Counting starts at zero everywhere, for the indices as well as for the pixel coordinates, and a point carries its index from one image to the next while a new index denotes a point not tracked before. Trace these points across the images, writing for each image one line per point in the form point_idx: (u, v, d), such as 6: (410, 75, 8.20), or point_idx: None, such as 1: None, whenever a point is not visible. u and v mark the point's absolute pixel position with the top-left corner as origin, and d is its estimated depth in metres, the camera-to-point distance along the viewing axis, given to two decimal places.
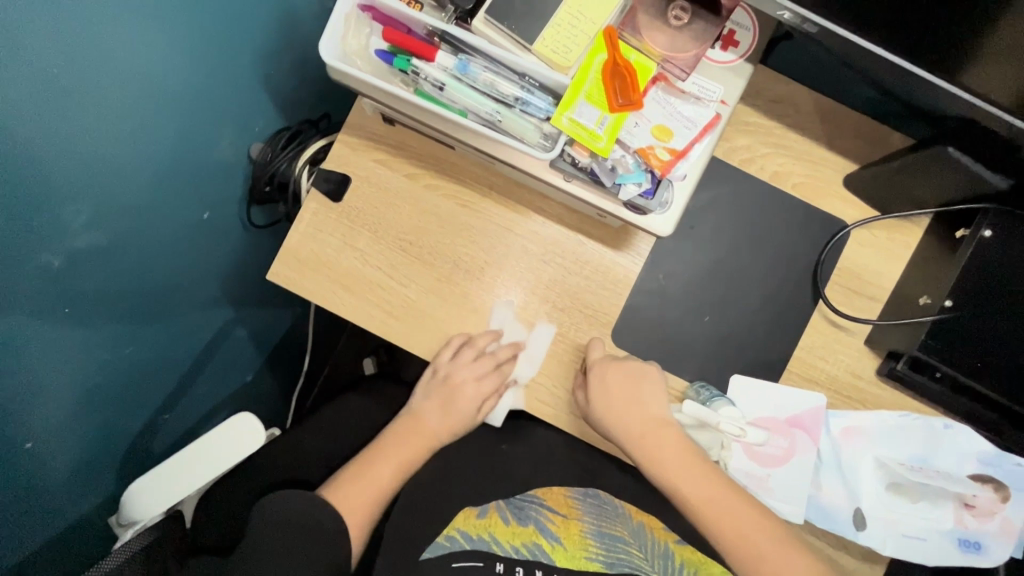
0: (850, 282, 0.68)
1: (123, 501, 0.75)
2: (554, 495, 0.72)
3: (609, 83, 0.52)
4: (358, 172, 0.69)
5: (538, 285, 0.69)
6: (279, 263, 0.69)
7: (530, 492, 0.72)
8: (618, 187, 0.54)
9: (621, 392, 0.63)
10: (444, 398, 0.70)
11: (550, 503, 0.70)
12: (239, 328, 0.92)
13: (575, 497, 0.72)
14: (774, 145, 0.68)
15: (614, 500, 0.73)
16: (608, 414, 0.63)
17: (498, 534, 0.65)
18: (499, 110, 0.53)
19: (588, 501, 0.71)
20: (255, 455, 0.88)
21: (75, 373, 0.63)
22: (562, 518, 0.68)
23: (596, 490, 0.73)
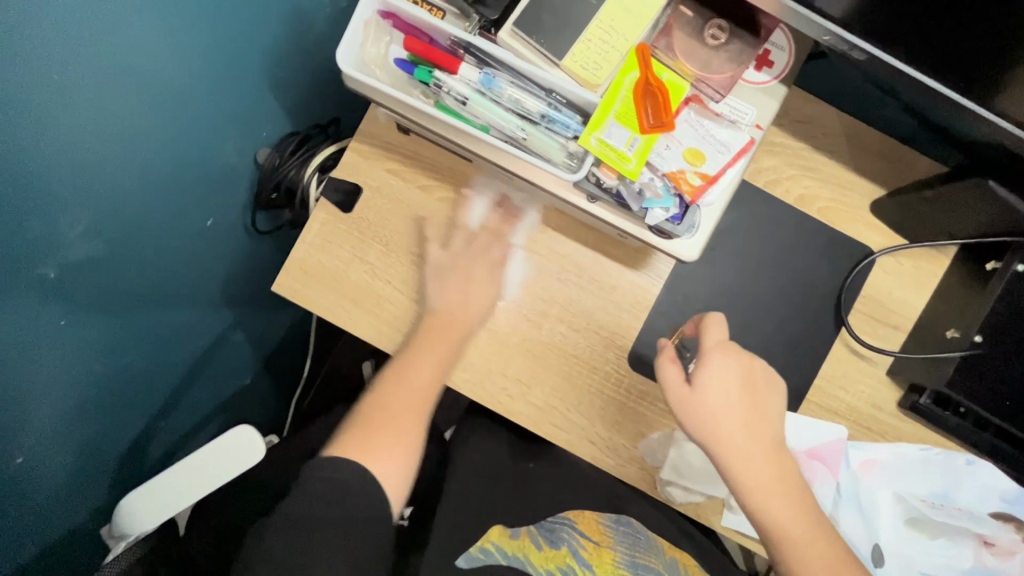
0: (873, 310, 0.66)
1: (117, 512, 0.72)
2: (586, 520, 0.74)
3: (641, 102, 0.49)
4: (370, 182, 0.66)
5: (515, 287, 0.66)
6: (285, 275, 0.66)
7: (564, 514, 0.75)
8: (645, 212, 0.51)
9: (724, 408, 0.55)
10: (460, 281, 0.65)
11: (582, 527, 0.73)
12: (238, 334, 0.89)
13: (607, 525, 0.74)
14: (800, 167, 0.66)
15: (646, 530, 0.75)
16: (713, 431, 0.55)
17: (533, 556, 0.69)
18: (524, 127, 0.51)
19: (621, 530, 0.74)
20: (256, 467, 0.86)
21: (68, 385, 0.61)
22: (595, 545, 0.71)
23: (628, 518, 0.76)
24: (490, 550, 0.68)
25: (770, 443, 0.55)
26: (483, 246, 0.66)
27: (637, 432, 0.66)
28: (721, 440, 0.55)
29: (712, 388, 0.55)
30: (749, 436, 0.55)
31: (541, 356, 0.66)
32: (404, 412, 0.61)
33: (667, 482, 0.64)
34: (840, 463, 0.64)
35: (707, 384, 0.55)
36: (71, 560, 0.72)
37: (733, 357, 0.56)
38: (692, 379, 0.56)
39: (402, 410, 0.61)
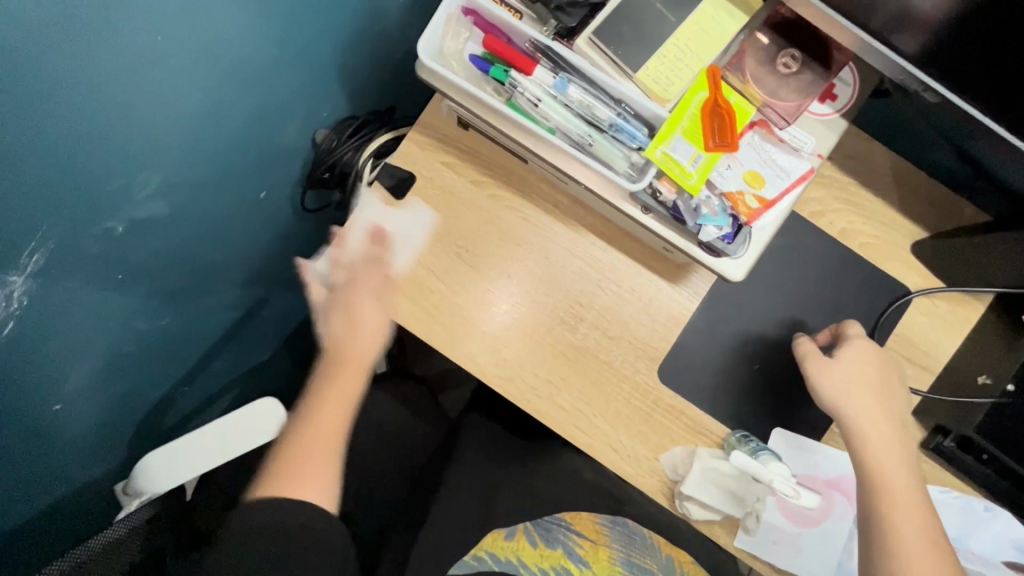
0: (905, 348, 0.67)
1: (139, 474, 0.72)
2: (583, 520, 0.76)
3: (709, 121, 0.51)
4: (424, 172, 0.68)
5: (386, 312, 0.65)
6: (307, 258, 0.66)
7: (562, 514, 0.75)
8: (699, 228, 0.52)
9: (865, 387, 0.61)
10: (347, 316, 0.65)
11: (579, 528, 0.74)
12: (267, 309, 0.90)
13: (603, 524, 0.76)
14: (846, 201, 0.67)
15: (642, 530, 0.79)
16: (849, 406, 0.60)
17: (526, 557, 0.68)
18: (591, 133, 0.52)
19: (617, 529, 0.76)
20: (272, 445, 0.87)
21: (112, 339, 0.62)
22: (592, 543, 0.73)
23: (624, 520, 0.78)
24: (484, 558, 0.67)
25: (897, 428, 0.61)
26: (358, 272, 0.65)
27: (660, 445, 0.66)
28: (859, 413, 0.60)
29: (852, 370, 0.61)
30: (877, 415, 0.60)
31: (571, 359, 0.67)
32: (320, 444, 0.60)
33: (686, 497, 0.64)
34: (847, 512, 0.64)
35: (845, 364, 0.61)
36: (87, 514, 0.73)
37: (871, 348, 0.62)
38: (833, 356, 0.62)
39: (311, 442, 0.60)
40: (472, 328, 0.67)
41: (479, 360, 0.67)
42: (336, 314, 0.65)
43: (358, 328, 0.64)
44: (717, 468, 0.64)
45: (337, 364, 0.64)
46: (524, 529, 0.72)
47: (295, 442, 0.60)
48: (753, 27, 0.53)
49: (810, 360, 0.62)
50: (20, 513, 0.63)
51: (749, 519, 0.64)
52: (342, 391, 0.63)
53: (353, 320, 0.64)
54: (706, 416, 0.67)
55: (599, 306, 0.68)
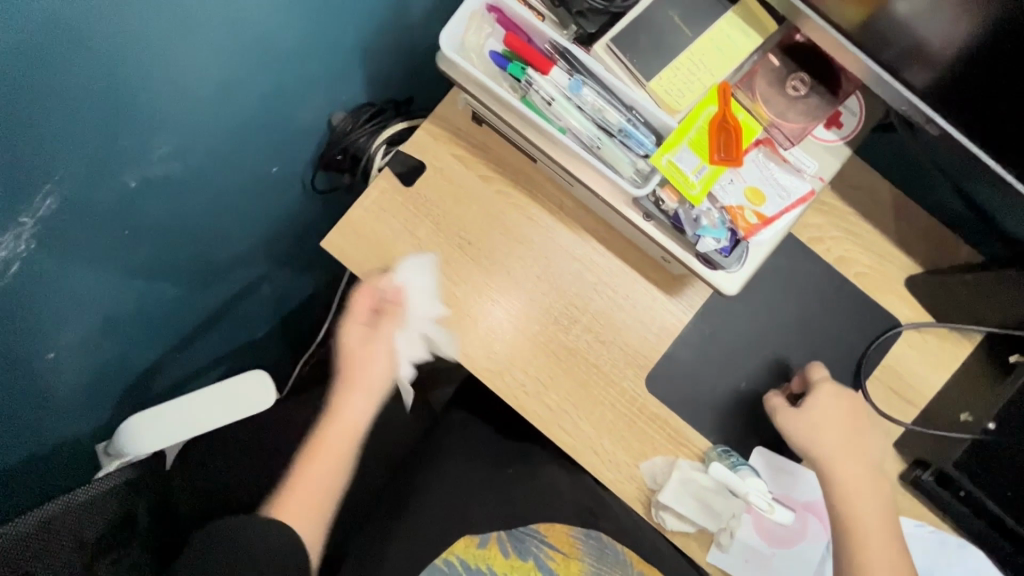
0: (891, 381, 0.67)
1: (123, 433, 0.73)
2: (556, 532, 0.73)
3: (716, 135, 0.52)
4: (435, 163, 0.69)
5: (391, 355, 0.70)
6: (347, 319, 0.70)
7: (535, 525, 0.74)
8: (698, 239, 0.53)
9: (838, 429, 0.63)
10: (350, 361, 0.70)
11: (551, 541, 0.73)
12: (266, 286, 0.91)
13: (577, 538, 0.73)
14: (845, 230, 0.68)
15: (615, 544, 0.74)
16: (814, 445, 0.63)
17: (496, 566, 0.70)
18: (600, 137, 0.53)
19: (590, 543, 0.73)
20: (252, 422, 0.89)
21: (111, 296, 0.62)
22: (563, 556, 0.72)
23: (598, 533, 0.74)
24: (453, 563, 0.70)
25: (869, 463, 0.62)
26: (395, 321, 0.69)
27: (641, 453, 0.67)
28: (831, 454, 0.62)
29: (822, 411, 0.63)
30: (852, 454, 0.62)
31: (561, 358, 0.68)
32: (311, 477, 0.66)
33: (662, 507, 0.64)
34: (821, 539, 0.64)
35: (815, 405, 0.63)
36: (65, 471, 0.73)
37: (839, 392, 0.64)
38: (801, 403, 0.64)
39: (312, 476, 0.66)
40: (462, 325, 0.67)
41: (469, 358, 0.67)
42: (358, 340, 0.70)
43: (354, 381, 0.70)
44: (697, 481, 0.64)
45: (332, 428, 0.69)
46: (496, 536, 0.72)
47: (291, 487, 0.66)
48: (766, 48, 0.54)
49: (779, 414, 0.64)
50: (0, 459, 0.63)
51: (723, 534, 0.64)
52: (331, 452, 0.68)
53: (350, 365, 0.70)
54: (689, 428, 0.67)
55: (593, 311, 0.68)
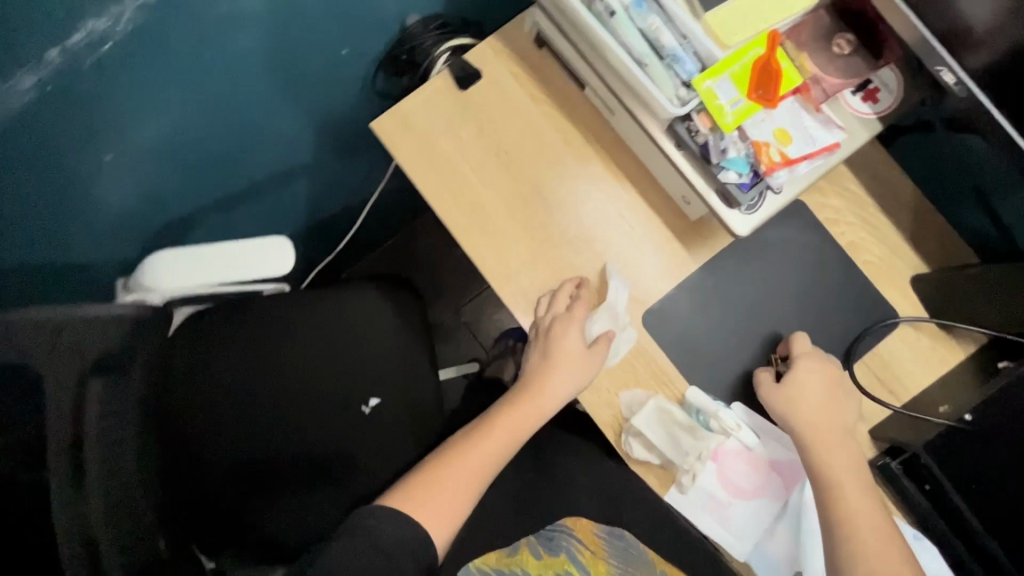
0: (879, 368, 0.69)
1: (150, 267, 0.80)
2: (583, 529, 0.74)
3: (757, 73, 0.56)
4: (491, 74, 0.73)
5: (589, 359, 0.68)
6: (569, 315, 0.67)
7: (562, 521, 0.75)
8: (721, 169, 0.57)
9: (806, 401, 0.65)
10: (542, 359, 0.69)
11: (579, 535, 0.73)
12: (304, 176, 0.95)
13: (601, 535, 0.74)
14: (862, 218, 0.71)
15: (638, 544, 0.75)
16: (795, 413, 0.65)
17: (531, 567, 0.68)
18: (650, 56, 0.57)
19: (614, 541, 0.74)
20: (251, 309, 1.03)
21: (172, 116, 0.69)
22: (591, 552, 0.71)
23: (622, 532, 0.75)
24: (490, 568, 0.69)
25: (842, 434, 0.64)
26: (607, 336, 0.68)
27: (623, 383, 0.69)
28: (801, 423, 0.64)
29: (805, 381, 0.65)
30: (825, 422, 0.64)
31: (568, 278, 0.71)
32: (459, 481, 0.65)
33: (633, 434, 0.66)
34: (802, 497, 0.65)
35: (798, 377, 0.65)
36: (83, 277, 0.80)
37: (821, 363, 0.66)
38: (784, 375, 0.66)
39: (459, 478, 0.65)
40: (480, 230, 0.71)
41: (482, 265, 0.71)
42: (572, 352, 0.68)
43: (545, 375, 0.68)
44: (669, 413, 0.66)
45: (525, 405, 0.70)
46: (527, 541, 0.72)
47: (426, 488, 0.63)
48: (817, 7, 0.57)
49: (763, 386, 0.66)
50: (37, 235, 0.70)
51: (686, 475, 0.65)
52: (503, 435, 0.69)
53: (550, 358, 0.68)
54: (675, 371, 0.69)
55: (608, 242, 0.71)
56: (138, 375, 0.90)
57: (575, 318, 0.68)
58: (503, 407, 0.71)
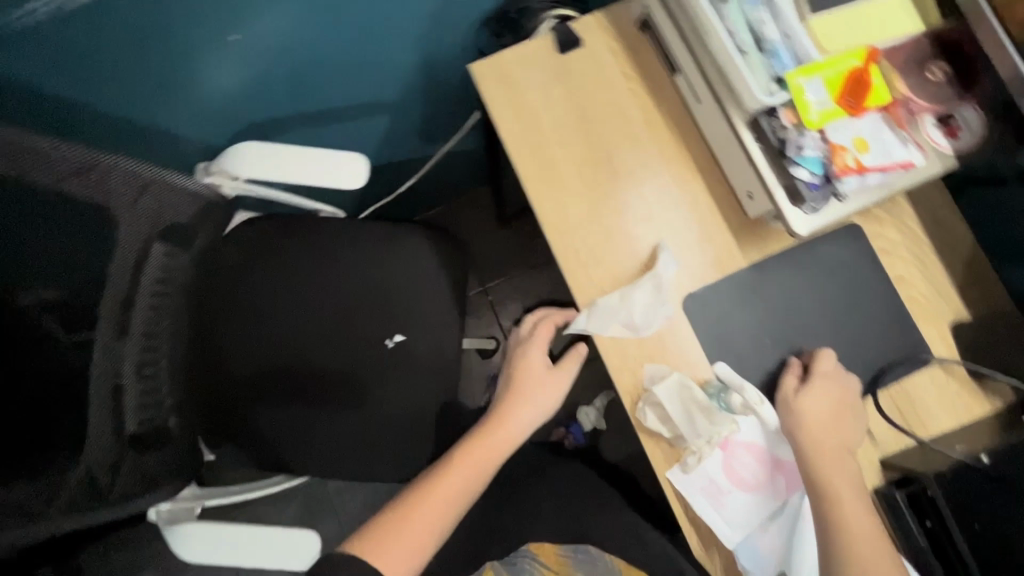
0: (902, 401, 0.70)
1: (232, 155, 0.85)
2: (546, 551, 0.86)
3: (850, 80, 0.59)
4: (590, 45, 0.77)
5: (552, 387, 0.86)
6: (535, 349, 0.88)
7: (525, 544, 0.88)
8: (794, 166, 0.60)
9: (822, 412, 0.66)
10: (515, 398, 0.85)
11: (541, 559, 0.86)
12: (388, 113, 1.01)
13: (564, 554, 0.85)
14: (915, 256, 0.72)
15: (602, 552, 0.84)
16: (813, 422, 0.66)
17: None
18: (750, 45, 0.60)
19: (576, 557, 0.85)
20: (295, 234, 1.07)
21: (291, 17, 0.76)
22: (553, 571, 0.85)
23: (586, 546, 0.85)
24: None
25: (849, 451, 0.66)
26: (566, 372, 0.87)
27: (649, 355, 0.70)
28: (815, 430, 0.65)
29: (823, 391, 0.67)
30: (837, 436, 0.66)
31: (617, 249, 0.73)
32: (435, 510, 0.75)
33: (649, 404, 0.68)
34: (795, 498, 0.67)
35: (817, 387, 0.67)
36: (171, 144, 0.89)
37: (840, 380, 0.68)
38: (806, 382, 0.67)
39: (433, 506, 0.75)
40: (549, 185, 0.75)
41: (543, 215, 0.74)
42: (539, 381, 0.86)
43: (517, 403, 0.84)
44: (689, 391, 0.67)
45: (494, 435, 0.82)
46: (491, 565, 0.87)
47: (399, 522, 0.73)
48: (921, 35, 0.60)
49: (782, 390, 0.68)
50: (145, 92, 0.79)
51: (690, 455, 0.67)
52: (469, 468, 0.79)
53: (521, 389, 0.85)
54: (702, 357, 0.71)
55: (665, 223, 0.73)
56: (195, 261, 0.95)
57: (533, 348, 0.88)
58: (470, 440, 0.82)
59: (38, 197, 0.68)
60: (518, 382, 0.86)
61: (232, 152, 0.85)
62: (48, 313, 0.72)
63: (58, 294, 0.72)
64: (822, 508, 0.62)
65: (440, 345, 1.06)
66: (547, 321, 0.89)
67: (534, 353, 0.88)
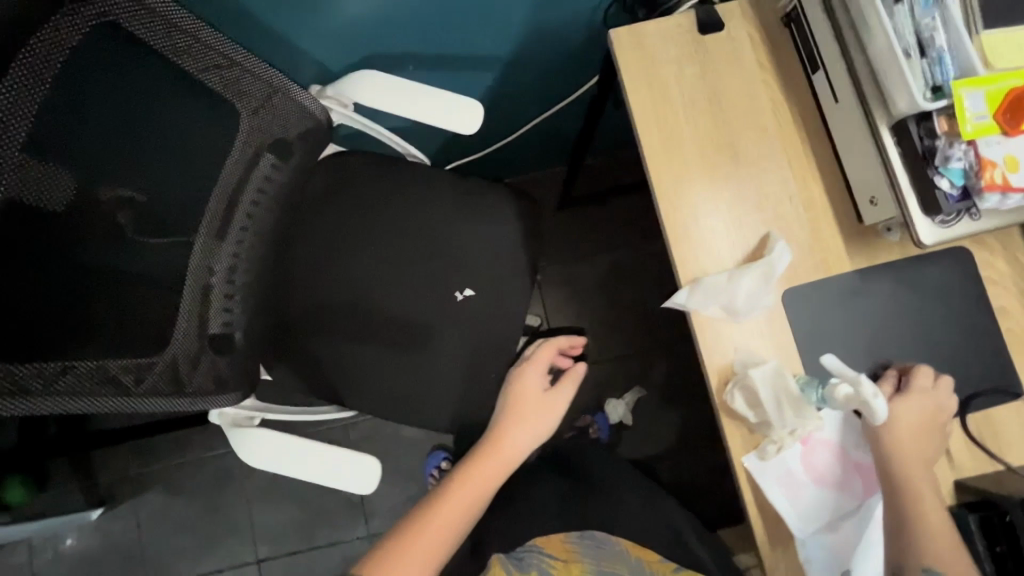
0: (984, 427, 0.70)
1: (350, 83, 0.87)
2: (552, 542, 0.83)
3: (1011, 97, 0.59)
4: (731, 30, 0.78)
5: (549, 409, 0.93)
6: (532, 372, 0.94)
7: (532, 538, 0.83)
8: (937, 175, 0.62)
9: (915, 421, 0.66)
10: (514, 420, 0.91)
11: (549, 550, 0.82)
12: (498, 70, 1.01)
13: (573, 542, 0.82)
14: (1019, 289, 0.73)
15: (610, 535, 0.83)
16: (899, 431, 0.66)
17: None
18: (914, 49, 0.62)
19: (586, 543, 0.82)
20: (383, 176, 1.08)
21: None
22: (564, 561, 0.81)
23: (592, 532, 0.83)
24: None
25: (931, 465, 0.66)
26: (560, 396, 0.94)
27: (743, 340, 0.71)
28: (900, 438, 0.66)
29: (916, 402, 0.67)
30: (921, 447, 0.66)
31: (728, 232, 0.74)
32: (437, 531, 0.79)
33: (738, 387, 0.69)
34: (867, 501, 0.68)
35: (911, 397, 0.67)
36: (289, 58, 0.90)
37: (934, 396, 0.67)
38: (899, 391, 0.68)
39: (436, 530, 0.79)
40: (670, 162, 0.75)
41: (660, 190, 0.75)
42: (537, 401, 0.93)
43: (517, 423, 0.90)
44: (784, 381, 0.68)
45: (494, 456, 0.87)
46: (498, 560, 0.81)
47: (401, 546, 0.77)
48: None
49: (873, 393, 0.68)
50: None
51: (769, 445, 0.68)
52: (471, 487, 0.84)
53: (520, 409, 0.92)
54: (796, 349, 0.71)
55: (778, 216, 0.74)
56: (292, 183, 0.94)
57: (530, 368, 0.95)
58: (470, 463, 0.86)
59: (165, 73, 0.67)
60: (518, 403, 0.92)
61: (351, 82, 0.87)
62: (122, 208, 0.67)
63: (139, 195, 0.68)
64: (899, 516, 0.64)
65: (507, 308, 1.06)
66: (546, 347, 0.98)
67: (532, 374, 0.95)
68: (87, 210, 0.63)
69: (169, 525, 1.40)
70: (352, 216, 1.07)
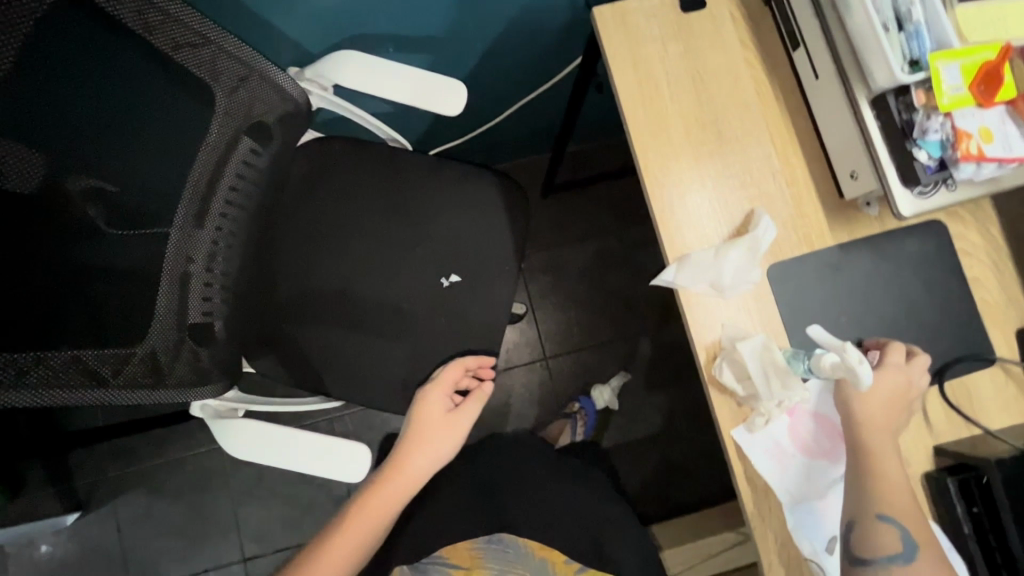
0: (961, 395, 0.72)
1: (331, 66, 0.85)
2: (457, 551, 0.86)
3: (984, 69, 0.61)
4: (713, 8, 0.78)
5: (450, 430, 0.89)
6: (435, 390, 0.91)
7: (438, 550, 0.86)
8: (915, 147, 0.63)
9: (897, 390, 0.68)
10: (410, 445, 0.87)
11: (451, 560, 0.85)
12: (482, 51, 1.00)
13: (478, 548, 0.85)
14: (994, 260, 0.75)
15: (515, 538, 0.86)
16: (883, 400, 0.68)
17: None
18: (893, 24, 0.63)
19: (491, 549, 0.85)
20: (364, 162, 1.06)
21: None
22: (466, 568, 0.84)
23: (499, 535, 0.86)
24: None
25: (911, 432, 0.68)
26: (464, 414, 0.90)
27: (732, 316, 0.72)
28: (884, 407, 0.67)
29: (897, 372, 0.68)
30: (902, 415, 0.68)
31: (713, 209, 0.74)
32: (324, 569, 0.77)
33: (727, 361, 0.70)
34: (841, 455, 0.70)
35: (891, 366, 0.68)
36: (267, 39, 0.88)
37: (913, 365, 0.69)
38: (881, 362, 0.69)
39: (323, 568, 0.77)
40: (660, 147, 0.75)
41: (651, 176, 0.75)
42: (438, 423, 0.89)
43: (415, 448, 0.87)
44: (771, 352, 0.69)
45: (389, 483, 0.84)
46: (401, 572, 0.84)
47: None
48: None
49: None
50: None
51: (758, 417, 0.69)
52: (362, 518, 0.81)
53: (419, 434, 0.88)
54: (781, 323, 0.73)
55: (762, 193, 0.75)
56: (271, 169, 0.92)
57: (433, 390, 0.91)
58: (361, 496, 0.83)
59: (140, 57, 0.65)
60: (416, 428, 0.89)
61: (330, 64, 0.85)
62: (94, 199, 0.65)
63: (109, 184, 0.66)
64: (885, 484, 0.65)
65: (493, 294, 1.06)
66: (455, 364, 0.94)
67: (434, 394, 0.91)
68: (57, 200, 0.61)
69: (149, 525, 1.36)
70: (332, 204, 1.05)
